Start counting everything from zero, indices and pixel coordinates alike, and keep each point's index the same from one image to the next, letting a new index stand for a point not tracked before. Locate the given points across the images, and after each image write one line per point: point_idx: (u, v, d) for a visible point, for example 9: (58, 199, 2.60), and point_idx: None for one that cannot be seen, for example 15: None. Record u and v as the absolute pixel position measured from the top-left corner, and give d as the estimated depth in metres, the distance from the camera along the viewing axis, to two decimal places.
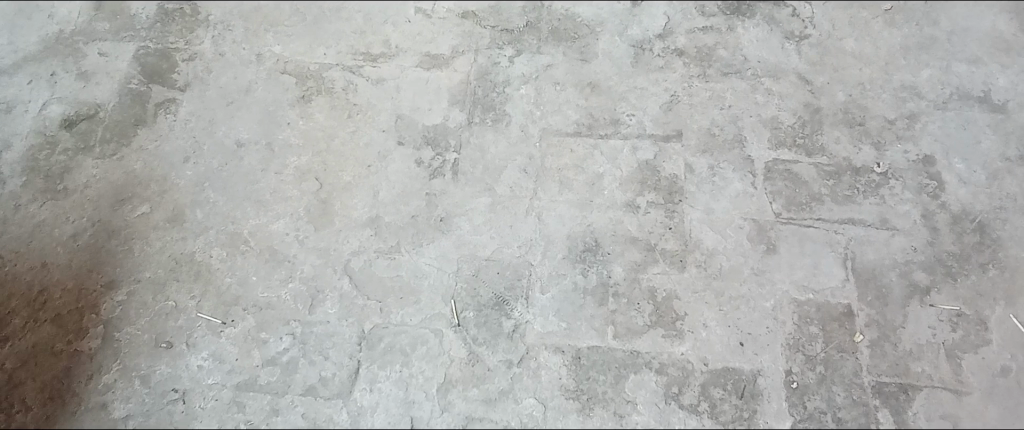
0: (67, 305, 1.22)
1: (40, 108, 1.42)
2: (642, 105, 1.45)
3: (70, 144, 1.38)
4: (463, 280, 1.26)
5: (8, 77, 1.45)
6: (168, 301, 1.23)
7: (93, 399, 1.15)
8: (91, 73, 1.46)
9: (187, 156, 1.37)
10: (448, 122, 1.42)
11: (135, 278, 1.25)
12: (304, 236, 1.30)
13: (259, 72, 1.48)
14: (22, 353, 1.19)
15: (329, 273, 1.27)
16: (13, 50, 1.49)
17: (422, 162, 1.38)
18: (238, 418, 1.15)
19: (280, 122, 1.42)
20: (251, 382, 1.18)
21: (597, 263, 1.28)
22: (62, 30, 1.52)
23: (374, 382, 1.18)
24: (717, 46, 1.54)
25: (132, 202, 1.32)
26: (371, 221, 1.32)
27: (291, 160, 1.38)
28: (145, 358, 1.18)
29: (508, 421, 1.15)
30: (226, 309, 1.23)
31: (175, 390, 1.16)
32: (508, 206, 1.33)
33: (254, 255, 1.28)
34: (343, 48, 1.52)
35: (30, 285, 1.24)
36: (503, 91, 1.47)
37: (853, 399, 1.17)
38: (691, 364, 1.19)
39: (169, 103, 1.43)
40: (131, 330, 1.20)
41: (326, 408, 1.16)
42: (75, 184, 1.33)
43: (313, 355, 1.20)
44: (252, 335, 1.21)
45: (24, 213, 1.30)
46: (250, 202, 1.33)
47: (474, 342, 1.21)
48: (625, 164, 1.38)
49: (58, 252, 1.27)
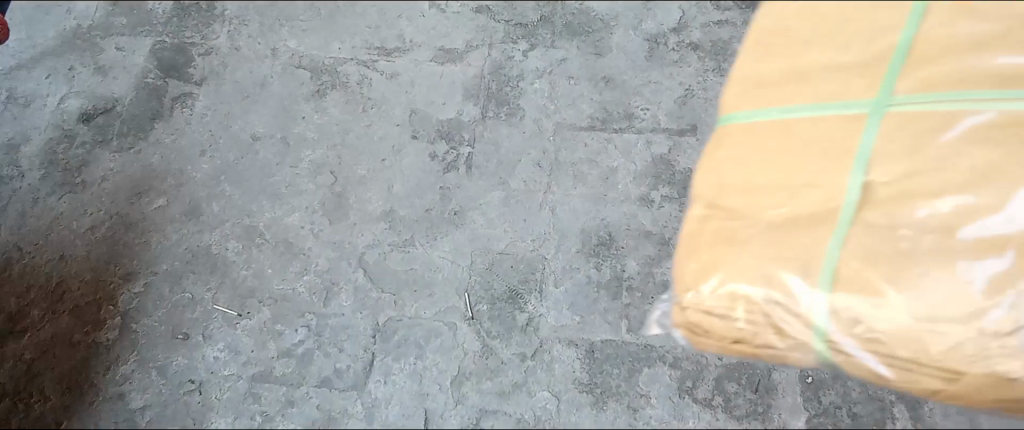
0: (85, 297, 1.23)
1: (58, 102, 1.43)
2: (656, 99, 1.45)
3: (88, 137, 1.39)
4: (477, 274, 1.26)
5: (28, 72, 1.47)
6: (185, 293, 1.24)
7: (111, 389, 1.16)
8: (108, 67, 1.47)
9: (203, 150, 1.38)
10: (462, 117, 1.43)
11: (152, 270, 1.26)
12: (319, 229, 1.31)
13: (275, 67, 1.49)
14: (40, 344, 1.19)
15: (344, 266, 1.27)
16: (32, 45, 1.50)
17: (437, 156, 1.38)
18: (254, 409, 1.16)
19: (295, 116, 1.43)
20: (266, 374, 1.18)
21: (611, 257, 1.28)
22: (79, 25, 1.53)
23: (388, 375, 1.18)
24: (732, 40, 1.53)
25: (149, 195, 1.33)
26: (385, 215, 1.32)
27: (306, 153, 1.39)
28: (162, 349, 1.20)
29: (521, 414, 1.15)
30: (242, 301, 1.24)
31: (191, 381, 1.17)
32: (522, 200, 1.33)
33: (269, 248, 1.29)
34: (357, 43, 1.52)
35: (49, 277, 1.25)
36: (517, 86, 1.47)
37: (869, 394, 1.16)
38: (705, 358, 1.19)
39: (186, 97, 1.44)
40: (148, 321, 1.22)
41: (340, 399, 1.17)
42: (93, 177, 1.34)
43: (328, 347, 1.21)
44: (267, 327, 1.22)
45: (42, 206, 1.31)
46: (266, 195, 1.34)
47: (488, 336, 1.21)
48: (639, 158, 1.38)
49: (76, 244, 1.28)
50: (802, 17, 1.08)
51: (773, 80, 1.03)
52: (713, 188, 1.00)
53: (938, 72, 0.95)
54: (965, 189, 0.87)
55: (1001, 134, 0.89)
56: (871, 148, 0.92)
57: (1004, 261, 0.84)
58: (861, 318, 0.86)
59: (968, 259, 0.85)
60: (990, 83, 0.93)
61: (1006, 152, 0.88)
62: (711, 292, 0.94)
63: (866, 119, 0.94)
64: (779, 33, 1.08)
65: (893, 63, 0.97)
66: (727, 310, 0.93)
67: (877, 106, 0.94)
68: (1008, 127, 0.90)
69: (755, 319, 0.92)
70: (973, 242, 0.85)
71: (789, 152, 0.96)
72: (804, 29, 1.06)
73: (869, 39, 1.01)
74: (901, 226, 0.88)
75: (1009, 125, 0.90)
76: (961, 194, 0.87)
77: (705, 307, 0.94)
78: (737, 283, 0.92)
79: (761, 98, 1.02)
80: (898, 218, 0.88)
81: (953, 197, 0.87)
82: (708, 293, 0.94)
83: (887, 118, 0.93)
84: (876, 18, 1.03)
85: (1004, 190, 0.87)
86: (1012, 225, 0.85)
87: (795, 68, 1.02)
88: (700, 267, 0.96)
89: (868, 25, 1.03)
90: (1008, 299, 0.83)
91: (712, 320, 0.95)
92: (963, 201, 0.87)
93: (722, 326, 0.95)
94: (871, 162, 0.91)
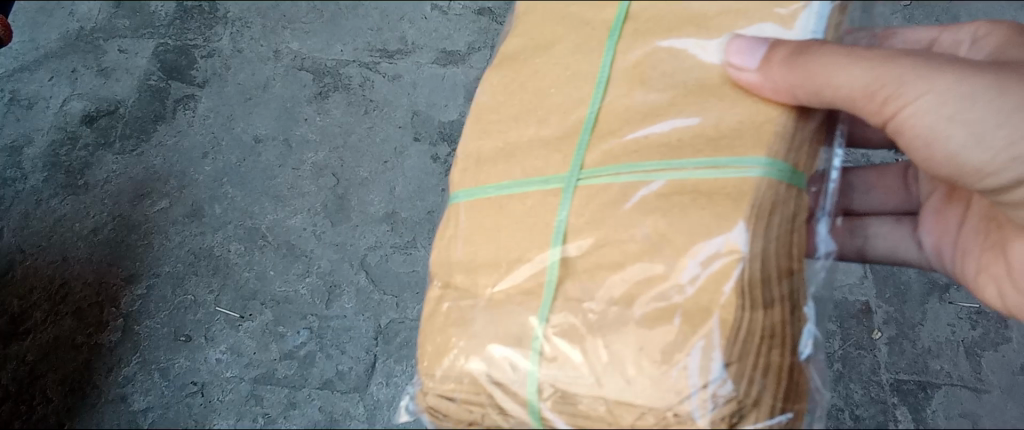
0: (88, 299, 1.23)
1: (61, 104, 1.43)
2: None
3: (91, 139, 1.39)
4: None
5: (31, 74, 1.47)
6: (187, 295, 1.25)
7: (113, 391, 1.16)
8: (111, 69, 1.47)
9: (206, 152, 1.38)
10: (464, 119, 1.43)
11: (154, 272, 1.26)
12: (321, 231, 1.31)
13: (277, 69, 1.49)
14: (43, 346, 1.19)
15: (346, 267, 1.28)
16: (35, 47, 1.51)
17: (438, 158, 1.38)
18: (256, 411, 1.16)
19: (297, 118, 1.43)
20: (268, 376, 1.19)
21: None
22: (82, 27, 1.53)
23: (391, 377, 1.18)
24: None
25: (151, 197, 1.33)
26: (387, 217, 1.32)
27: (308, 155, 1.39)
28: (165, 351, 1.20)
29: None
30: (244, 303, 1.24)
31: (193, 383, 1.18)
32: None
33: (271, 250, 1.29)
34: (359, 45, 1.52)
35: (52, 278, 1.25)
36: None
37: (872, 397, 1.16)
38: None
39: (189, 100, 1.44)
40: (151, 323, 1.22)
41: (342, 401, 1.17)
42: (96, 179, 1.35)
43: (330, 349, 1.21)
44: (269, 329, 1.22)
45: (45, 208, 1.31)
46: (268, 197, 1.34)
47: None
48: None
49: (79, 246, 1.28)
50: (528, 76, 0.73)
51: (489, 158, 0.72)
52: (443, 270, 0.72)
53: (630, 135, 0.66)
54: (640, 257, 0.62)
55: (676, 201, 0.62)
56: (566, 222, 0.65)
57: (670, 332, 0.59)
58: (563, 390, 0.61)
59: (634, 335, 0.60)
60: (667, 146, 0.64)
61: (674, 216, 0.62)
62: (439, 374, 0.66)
63: (559, 196, 0.66)
64: (500, 107, 0.74)
65: (582, 133, 0.68)
66: (452, 392, 0.65)
67: (569, 179, 0.66)
68: (683, 190, 0.62)
69: (479, 399, 0.64)
70: (646, 312, 0.60)
71: (492, 237, 0.68)
72: (514, 98, 0.73)
73: (568, 105, 0.70)
74: (590, 298, 0.63)
75: (685, 191, 0.62)
76: (650, 264, 0.61)
77: (438, 392, 0.66)
78: (473, 358, 0.64)
79: (481, 173, 0.72)
80: (590, 293, 0.63)
81: (606, 281, 0.63)
82: (442, 372, 0.66)
83: (578, 194, 0.66)
84: (559, 73, 0.72)
85: (675, 259, 0.61)
86: (682, 293, 0.60)
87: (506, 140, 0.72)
88: (433, 347, 0.67)
89: (560, 76, 0.71)
90: (682, 365, 0.58)
91: (449, 405, 0.66)
92: (634, 272, 0.62)
93: (454, 410, 0.65)
94: (568, 237, 0.65)
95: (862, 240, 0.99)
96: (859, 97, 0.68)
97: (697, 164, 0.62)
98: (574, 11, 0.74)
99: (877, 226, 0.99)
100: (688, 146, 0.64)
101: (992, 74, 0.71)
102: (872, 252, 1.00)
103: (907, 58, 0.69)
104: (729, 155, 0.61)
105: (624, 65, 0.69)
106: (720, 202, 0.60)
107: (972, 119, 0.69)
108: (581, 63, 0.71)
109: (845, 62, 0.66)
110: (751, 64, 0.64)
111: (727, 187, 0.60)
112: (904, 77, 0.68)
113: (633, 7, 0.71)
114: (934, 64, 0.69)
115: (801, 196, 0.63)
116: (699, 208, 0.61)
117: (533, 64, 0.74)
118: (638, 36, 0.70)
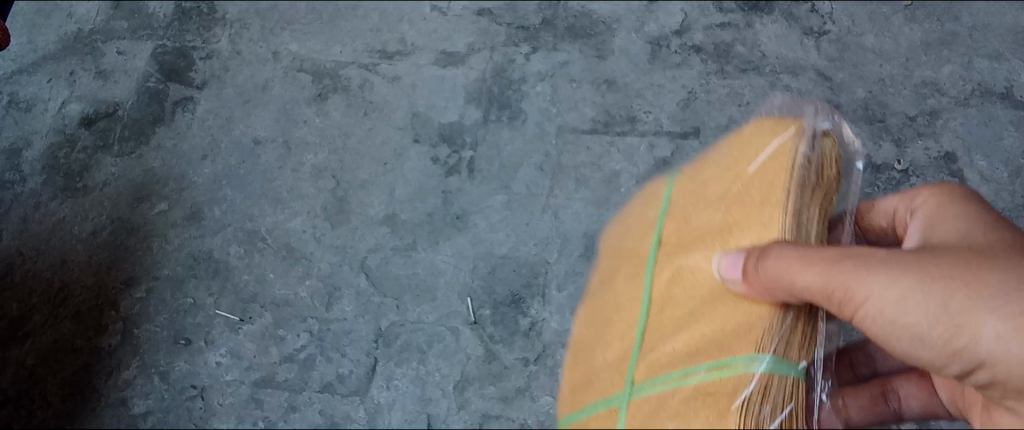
0: (87, 302, 1.22)
1: (60, 107, 1.40)
2: (658, 103, 1.44)
3: (89, 142, 1.37)
4: (479, 278, 1.26)
5: (28, 77, 1.42)
6: (187, 298, 1.24)
7: (113, 395, 1.16)
8: (109, 71, 1.46)
9: (205, 154, 1.38)
10: (464, 120, 1.43)
11: (154, 275, 1.26)
12: (321, 233, 1.31)
13: (276, 70, 1.48)
14: (42, 349, 1.18)
15: (346, 270, 1.27)
16: (33, 49, 1.45)
17: (438, 160, 1.38)
18: (257, 415, 1.16)
19: (296, 120, 1.42)
20: (269, 379, 1.19)
21: None
22: (81, 29, 1.50)
23: (391, 380, 1.19)
24: (735, 42, 1.53)
25: (150, 200, 1.33)
26: (387, 219, 1.32)
27: (308, 157, 1.38)
28: (164, 355, 1.20)
29: (525, 419, 1.15)
30: (243, 306, 1.24)
31: (193, 387, 1.18)
32: (524, 204, 1.33)
33: (271, 253, 1.28)
34: (359, 46, 1.52)
35: (51, 282, 1.23)
36: (518, 89, 1.46)
37: None
38: None
39: (187, 102, 1.43)
40: (151, 327, 1.22)
41: (343, 405, 1.17)
42: (94, 182, 1.33)
43: (330, 352, 1.20)
44: (270, 332, 1.22)
45: (44, 211, 1.29)
46: (268, 200, 1.34)
47: (491, 340, 1.21)
48: (642, 161, 1.37)
49: (77, 248, 1.27)
50: (607, 309, 0.80)
51: (579, 383, 0.76)
52: None
53: (669, 347, 0.71)
54: None
55: (692, 404, 0.67)
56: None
57: None
58: None
59: None
60: (685, 356, 0.70)
61: (687, 420, 0.66)
62: None
63: (617, 412, 0.69)
64: (587, 337, 0.81)
65: (636, 349, 0.73)
66: None
67: (624, 396, 0.69)
68: (697, 395, 0.68)
69: None
70: None
71: None
72: (592, 326, 0.81)
73: (622, 323, 0.77)
74: None
75: (700, 394, 0.68)
76: None
77: None
78: None
79: (577, 396, 0.75)
80: None
81: None
82: None
83: (633, 407, 0.68)
84: (615, 301, 0.80)
85: None
86: None
87: (589, 364, 0.76)
88: None
89: (624, 305, 0.78)
90: None
91: None
92: None
93: None
94: None
95: (896, 405, 0.96)
96: (815, 293, 0.73)
97: (700, 366, 0.69)
98: (628, 247, 0.86)
99: (905, 386, 0.95)
100: (701, 350, 0.71)
101: (914, 273, 0.75)
102: (909, 413, 0.96)
103: (848, 263, 0.74)
104: (723, 355, 0.70)
105: (664, 284, 0.77)
106: (722, 404, 0.67)
107: (909, 319, 0.74)
108: (631, 287, 0.79)
109: (801, 267, 0.71)
110: (734, 276, 0.74)
111: (732, 388, 0.68)
112: (847, 283, 0.74)
113: (662, 237, 0.82)
114: (868, 267, 0.74)
115: (787, 383, 0.71)
116: (707, 406, 0.67)
117: (609, 300, 0.81)
118: (668, 259, 0.79)
